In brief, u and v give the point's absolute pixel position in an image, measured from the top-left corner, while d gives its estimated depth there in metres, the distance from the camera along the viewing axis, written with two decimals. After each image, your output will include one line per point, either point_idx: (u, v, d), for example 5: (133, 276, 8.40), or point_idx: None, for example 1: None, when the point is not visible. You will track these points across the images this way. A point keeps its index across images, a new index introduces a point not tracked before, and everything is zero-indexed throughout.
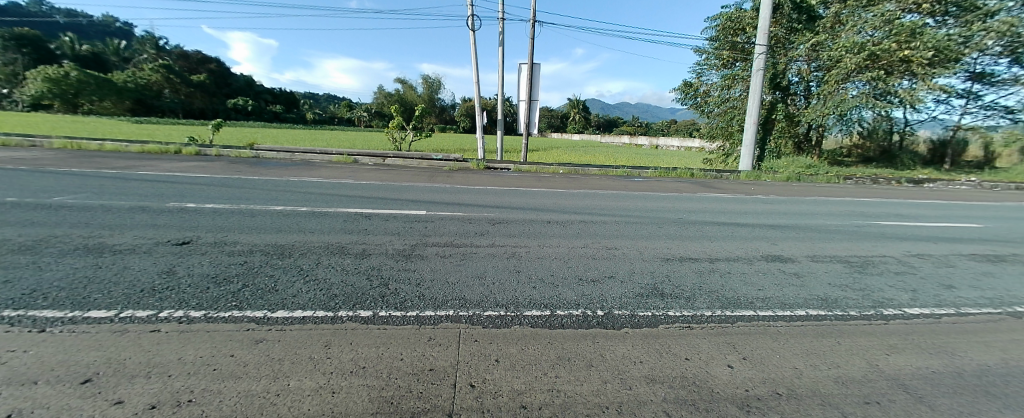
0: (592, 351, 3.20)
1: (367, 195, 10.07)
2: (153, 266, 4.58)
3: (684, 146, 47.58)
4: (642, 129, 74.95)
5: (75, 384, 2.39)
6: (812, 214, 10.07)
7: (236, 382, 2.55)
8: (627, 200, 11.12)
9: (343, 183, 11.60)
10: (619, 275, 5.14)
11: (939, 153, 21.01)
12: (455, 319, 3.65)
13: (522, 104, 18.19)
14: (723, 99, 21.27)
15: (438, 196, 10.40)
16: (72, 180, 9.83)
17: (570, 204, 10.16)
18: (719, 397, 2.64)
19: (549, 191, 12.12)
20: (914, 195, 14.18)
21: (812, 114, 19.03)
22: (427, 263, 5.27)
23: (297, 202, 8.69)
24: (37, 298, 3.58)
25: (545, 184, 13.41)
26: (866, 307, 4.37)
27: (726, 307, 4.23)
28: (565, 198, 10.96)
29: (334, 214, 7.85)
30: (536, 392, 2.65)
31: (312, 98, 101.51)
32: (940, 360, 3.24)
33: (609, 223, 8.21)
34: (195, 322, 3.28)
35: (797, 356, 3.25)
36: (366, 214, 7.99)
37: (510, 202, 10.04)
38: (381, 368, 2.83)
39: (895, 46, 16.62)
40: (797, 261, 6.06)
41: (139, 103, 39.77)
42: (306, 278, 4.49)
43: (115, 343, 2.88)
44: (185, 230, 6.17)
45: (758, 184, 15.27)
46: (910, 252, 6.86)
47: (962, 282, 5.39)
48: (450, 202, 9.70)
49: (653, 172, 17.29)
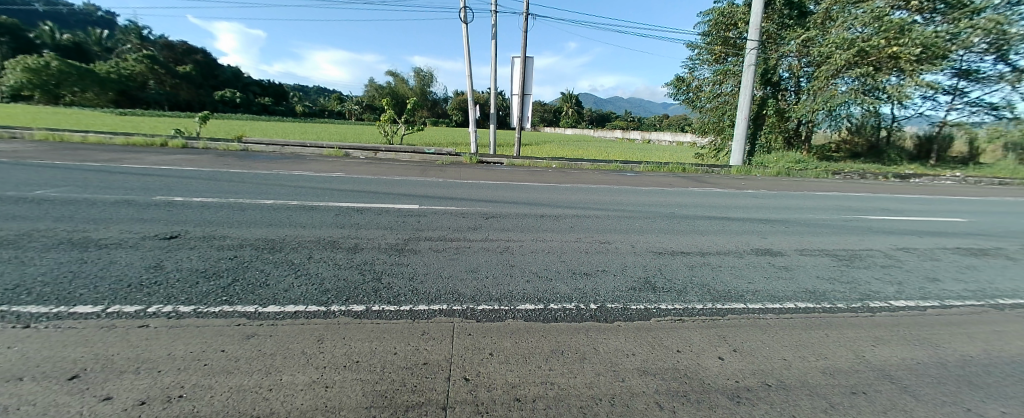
0: (586, 342, 1.98)
1: (329, 168, 9.17)
2: (18, 229, 3.50)
3: (678, 138, 44.43)
4: (634, 124, 70.19)
5: (62, 380, 1.46)
6: (795, 207, 6.79)
7: (228, 377, 1.56)
8: (621, 178, 10.09)
9: (307, 159, 10.86)
10: (615, 268, 3.22)
11: (925, 149, 15.65)
12: (450, 312, 2.26)
13: (515, 98, 13.32)
14: (716, 93, 15.69)
15: (416, 190, 6.85)
16: (32, 149, 9.61)
17: (548, 195, 6.93)
18: (720, 387, 1.63)
19: (531, 185, 8.06)
20: (905, 190, 10.22)
21: (800, 110, 14.07)
22: (415, 259, 3.23)
23: (216, 175, 7.26)
24: (17, 293, 2.21)
25: (528, 179, 9.15)
26: (849, 299, 2.78)
27: (714, 299, 2.65)
28: (530, 188, 7.70)
29: (327, 206, 5.13)
30: (530, 384, 1.62)
31: (303, 90, 98.41)
32: (949, 350, 2.08)
33: (604, 218, 5.29)
34: (186, 316, 2.03)
35: (824, 346, 2.06)
36: (319, 188, 6.53)
37: (494, 177, 8.96)
38: (377, 361, 1.73)
39: (884, 41, 12.17)
40: (785, 254, 3.88)
41: (127, 95, 35.35)
42: (298, 271, 2.82)
43: (103, 339, 1.77)
44: (74, 193, 5.19)
45: (755, 180, 10.91)
46: (893, 244, 4.55)
47: (943, 274, 3.51)
48: (368, 190, 6.50)
49: (644, 164, 12.43)
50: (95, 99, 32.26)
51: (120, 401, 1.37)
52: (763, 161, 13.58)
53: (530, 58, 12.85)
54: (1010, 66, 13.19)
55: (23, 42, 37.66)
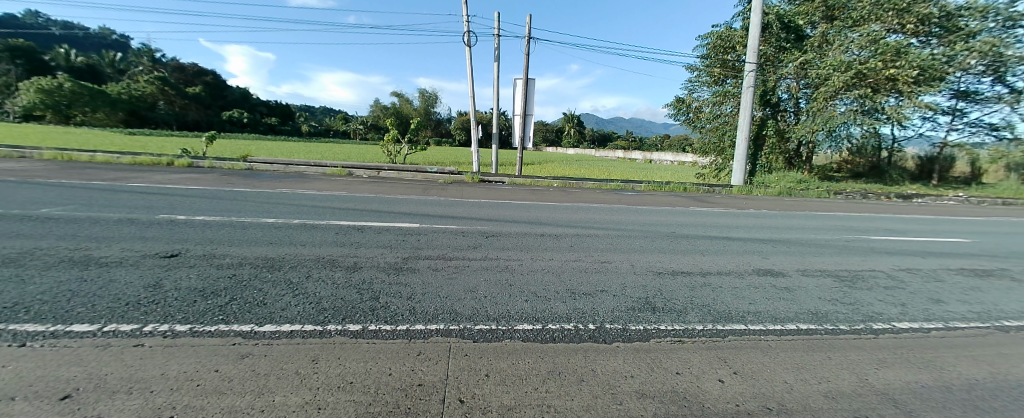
0: (584, 364, 1.96)
1: (331, 186, 9.26)
2: (20, 247, 3.52)
3: (677, 160, 43.54)
4: (635, 144, 70.74)
5: (53, 400, 1.45)
6: (795, 227, 6.81)
7: (219, 397, 1.54)
8: (621, 197, 10.06)
9: (310, 178, 10.94)
10: (614, 288, 3.19)
11: (926, 169, 15.80)
12: (447, 332, 2.25)
13: (516, 118, 13.57)
14: (715, 115, 15.95)
15: (417, 208, 6.88)
16: (39, 168, 9.74)
17: (548, 214, 6.96)
18: (719, 411, 1.60)
19: (532, 203, 8.14)
20: (907, 210, 10.24)
21: (800, 131, 14.27)
22: (413, 278, 3.23)
23: (221, 193, 7.37)
24: (14, 312, 2.21)
25: (530, 197, 9.23)
26: (852, 320, 2.76)
27: (715, 320, 2.63)
28: (531, 206, 7.77)
29: (328, 225, 5.15)
30: (525, 406, 1.60)
31: (310, 110, 99.55)
32: (953, 373, 2.04)
33: (605, 236, 5.31)
34: (181, 336, 2.02)
35: (827, 369, 2.02)
36: (319, 206, 6.58)
37: (495, 197, 8.97)
38: (371, 383, 1.71)
39: (880, 64, 12.44)
40: (788, 275, 3.86)
41: (136, 115, 36.07)
42: (296, 291, 2.80)
43: (97, 359, 1.75)
44: (79, 212, 5.24)
45: (757, 200, 10.90)
46: (894, 264, 4.54)
47: (947, 295, 3.47)
48: (369, 209, 6.58)
49: (645, 183, 12.49)
50: (106, 119, 32.92)
51: None
52: (763, 181, 13.62)
53: (531, 80, 13.20)
54: (1008, 87, 13.41)
55: (38, 63, 38.54)
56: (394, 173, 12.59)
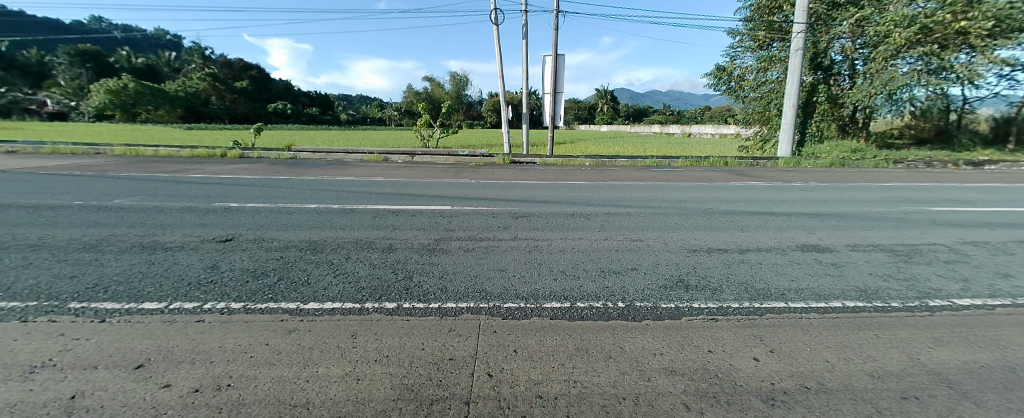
0: (611, 341, 1.95)
1: (367, 172, 9.59)
2: (100, 234, 3.96)
3: (718, 132, 40.77)
4: (671, 117, 66.91)
5: (129, 368, 1.64)
6: (849, 200, 6.28)
7: (269, 368, 1.68)
8: (653, 174, 9.68)
9: (347, 164, 11.36)
10: (646, 266, 3.14)
11: (1002, 132, 14.04)
12: (476, 310, 2.31)
13: (545, 97, 13.23)
14: (758, 83, 14.79)
15: (447, 191, 7.00)
16: (114, 163, 10.78)
17: (579, 193, 6.86)
18: (753, 389, 1.56)
19: (562, 183, 8.05)
20: (976, 177, 9.22)
21: (855, 96, 12.83)
22: (445, 258, 3.31)
23: (269, 181, 7.87)
24: (96, 291, 2.51)
25: (560, 177, 9.10)
26: (905, 297, 2.55)
27: (752, 298, 2.52)
28: (562, 186, 7.69)
29: (364, 208, 5.37)
30: (552, 381, 1.63)
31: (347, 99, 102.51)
32: (1018, 352, 1.85)
33: (638, 214, 5.19)
34: (236, 312, 2.22)
35: (874, 348, 1.90)
36: (356, 191, 6.87)
37: (524, 178, 8.93)
38: (404, 356, 1.81)
39: (949, 16, 10.94)
40: (835, 250, 3.60)
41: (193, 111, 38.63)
42: (336, 271, 2.99)
43: (166, 332, 1.97)
44: (146, 201, 5.78)
45: (805, 172, 10.19)
46: (958, 237, 4.12)
47: (1018, 269, 3.13)
48: (402, 192, 6.77)
49: (681, 158, 11.92)
50: (167, 116, 35.75)
51: (177, 387, 1.52)
52: (813, 152, 12.61)
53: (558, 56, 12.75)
54: None
55: (105, 66, 42.17)
56: (426, 157, 12.79)
